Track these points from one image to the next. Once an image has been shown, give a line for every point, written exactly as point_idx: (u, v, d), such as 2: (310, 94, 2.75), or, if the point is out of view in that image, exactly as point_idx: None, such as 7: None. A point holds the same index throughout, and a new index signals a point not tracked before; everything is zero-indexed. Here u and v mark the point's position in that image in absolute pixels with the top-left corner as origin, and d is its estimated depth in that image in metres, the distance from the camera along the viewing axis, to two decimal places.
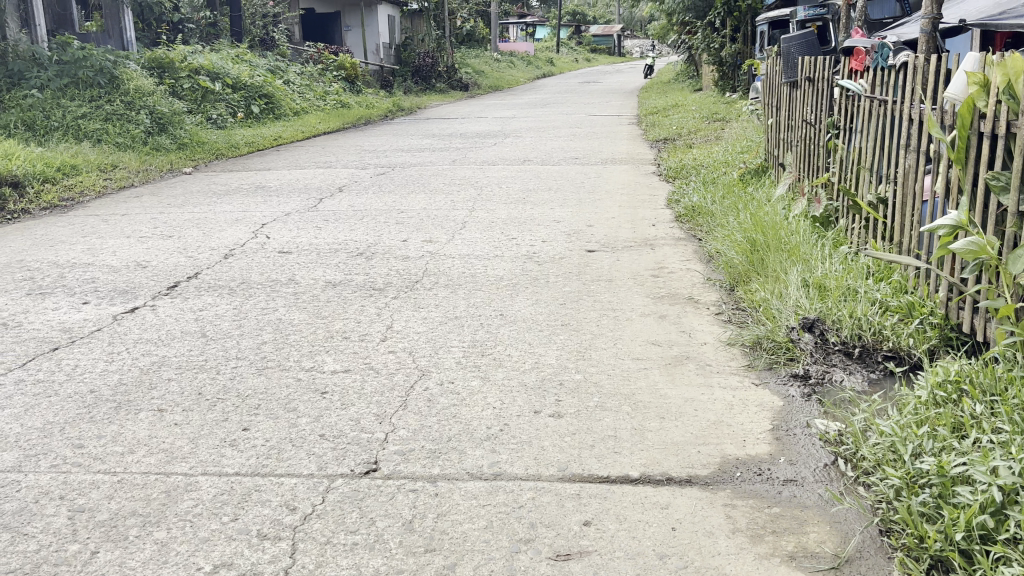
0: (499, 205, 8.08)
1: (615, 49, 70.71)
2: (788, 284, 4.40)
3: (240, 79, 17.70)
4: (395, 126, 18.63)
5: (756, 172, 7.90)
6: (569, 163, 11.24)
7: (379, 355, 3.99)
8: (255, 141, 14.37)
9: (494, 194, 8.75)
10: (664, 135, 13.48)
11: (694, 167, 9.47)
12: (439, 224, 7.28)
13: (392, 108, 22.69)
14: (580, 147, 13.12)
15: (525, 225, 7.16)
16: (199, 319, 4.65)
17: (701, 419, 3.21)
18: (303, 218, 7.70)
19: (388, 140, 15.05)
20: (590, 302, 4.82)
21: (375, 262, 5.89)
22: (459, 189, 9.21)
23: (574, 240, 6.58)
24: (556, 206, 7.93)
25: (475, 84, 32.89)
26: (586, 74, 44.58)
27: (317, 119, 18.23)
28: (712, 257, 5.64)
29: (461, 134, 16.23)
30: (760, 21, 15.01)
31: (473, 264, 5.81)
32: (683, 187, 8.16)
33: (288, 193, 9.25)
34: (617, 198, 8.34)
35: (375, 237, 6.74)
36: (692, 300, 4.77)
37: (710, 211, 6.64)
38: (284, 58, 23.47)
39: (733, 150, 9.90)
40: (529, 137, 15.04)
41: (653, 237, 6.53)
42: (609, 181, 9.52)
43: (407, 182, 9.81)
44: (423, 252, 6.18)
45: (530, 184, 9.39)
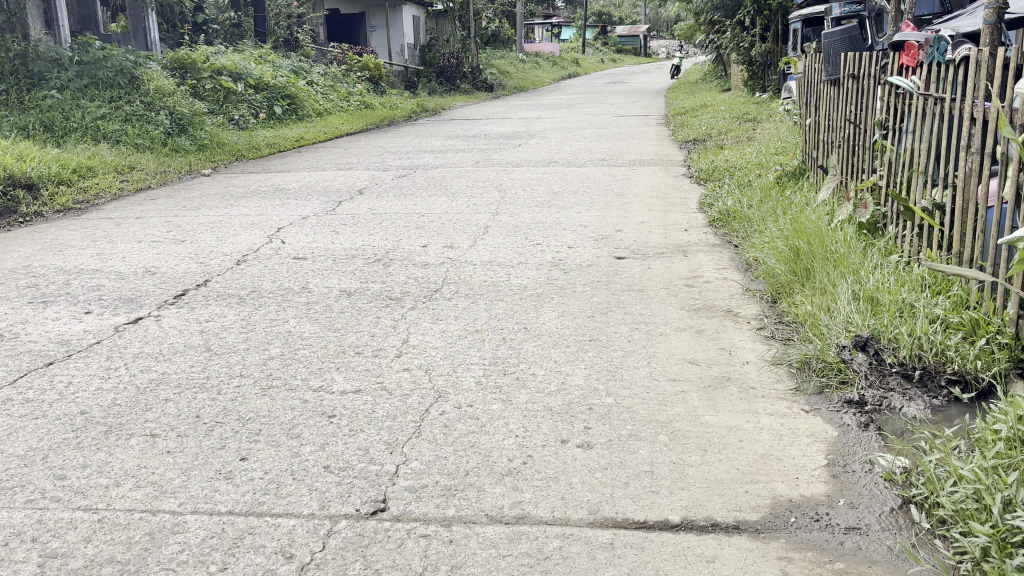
0: (523, 209, 7.77)
1: (641, 49, 70.18)
2: (836, 298, 4.04)
3: (262, 79, 17.55)
4: (418, 127, 18.40)
5: (794, 174, 7.51)
6: (596, 165, 10.91)
7: (393, 373, 3.69)
8: (276, 142, 14.18)
9: (518, 197, 8.45)
10: (694, 135, 13.10)
11: (728, 169, 9.10)
12: (460, 228, 6.98)
13: (416, 108, 22.47)
14: (607, 148, 12.78)
15: (550, 229, 6.85)
16: (204, 331, 4.39)
17: (746, 452, 2.88)
18: (321, 221, 7.44)
19: (411, 141, 14.81)
20: (621, 314, 4.50)
21: (392, 269, 5.60)
22: (482, 191, 8.92)
23: (602, 246, 6.25)
24: (583, 210, 7.60)
25: (500, 85, 32.61)
26: (612, 74, 44.16)
27: (340, 120, 18.04)
28: (750, 267, 5.28)
29: (485, 135, 15.96)
30: (793, 19, 14.57)
31: (495, 272, 5.51)
32: (717, 190, 7.80)
33: (307, 195, 9.01)
34: (647, 201, 8.00)
35: (394, 242, 6.46)
36: (731, 314, 4.43)
37: (746, 216, 6.27)
38: (308, 59, 23.33)
39: (767, 152, 9.52)
40: (555, 139, 14.73)
41: (686, 244, 6.19)
42: (638, 184, 9.18)
43: (429, 184, 9.54)
44: (443, 259, 5.89)
45: (556, 187, 9.08)
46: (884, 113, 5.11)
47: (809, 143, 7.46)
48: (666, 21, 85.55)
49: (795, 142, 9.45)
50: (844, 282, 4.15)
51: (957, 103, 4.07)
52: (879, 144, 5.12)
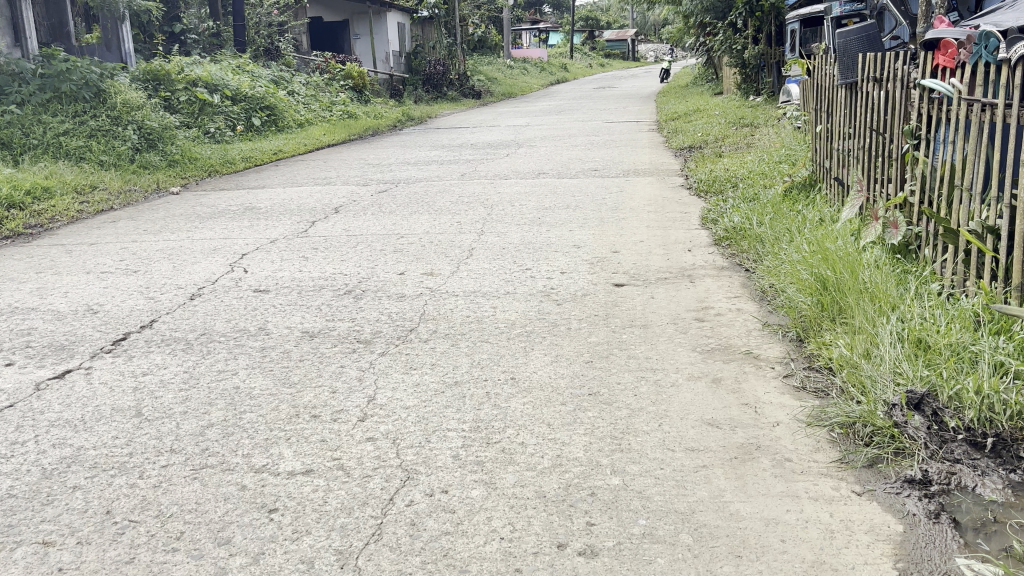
0: (511, 227, 7.17)
1: (630, 53, 69.80)
2: (877, 341, 3.44)
3: (239, 90, 16.92)
4: (403, 136, 17.79)
5: (804, 187, 6.94)
6: (588, 176, 10.31)
7: (353, 445, 3.08)
8: (252, 155, 13.56)
9: (505, 213, 7.85)
10: (689, 142, 12.54)
11: (729, 180, 8.51)
12: (442, 252, 6.37)
13: (401, 117, 21.86)
14: (599, 158, 12.20)
15: (540, 252, 6.25)
16: (138, 387, 3.76)
17: (791, 559, 2.28)
18: (290, 245, 6.82)
19: (395, 151, 14.21)
20: (624, 358, 3.89)
21: (363, 303, 4.99)
22: (466, 208, 8.31)
23: (598, 271, 5.65)
24: (575, 229, 7.00)
25: (488, 92, 32.01)
26: (600, 78, 43.69)
27: (321, 131, 17.42)
28: (767, 295, 4.69)
29: (471, 144, 15.37)
30: (790, 19, 14.01)
31: (478, 305, 4.90)
32: (721, 203, 7.21)
33: (278, 215, 8.39)
34: (645, 217, 7.40)
35: (368, 270, 5.85)
36: (751, 357, 3.82)
37: (757, 235, 5.69)
38: (289, 68, 22.71)
39: (771, 160, 8.94)
40: (544, 148, 14.13)
41: (691, 267, 5.59)
42: (633, 197, 8.59)
43: (410, 200, 8.93)
44: (421, 289, 5.27)
45: (546, 201, 8.48)
46: (915, 120, 4.53)
47: (820, 153, 6.89)
48: (654, 25, 85.24)
49: (799, 150, 8.88)
50: (885, 320, 3.55)
51: (1013, 110, 3.48)
52: (909, 155, 4.54)
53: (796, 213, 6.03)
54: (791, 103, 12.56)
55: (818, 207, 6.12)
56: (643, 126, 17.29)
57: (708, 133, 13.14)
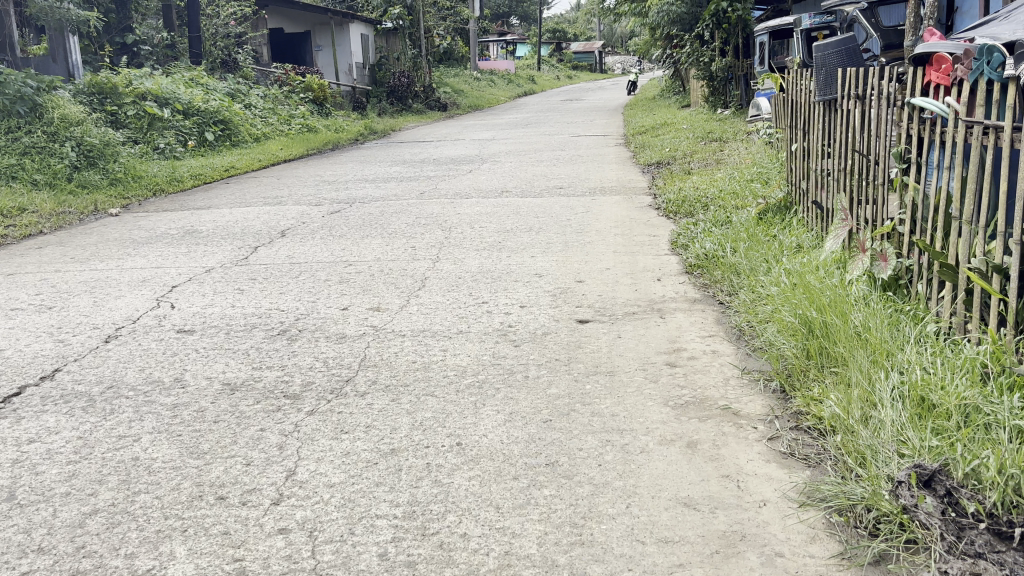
0: (469, 253, 6.68)
1: (596, 65, 69.86)
2: (875, 401, 3.00)
3: (191, 104, 16.28)
4: (365, 151, 17.26)
5: (779, 210, 6.55)
6: (553, 194, 9.85)
7: (260, 540, 2.57)
8: (202, 173, 12.95)
9: (464, 236, 7.36)
10: (657, 157, 12.16)
11: (701, 200, 8.10)
12: (392, 281, 5.85)
13: (362, 131, 21.30)
14: (564, 174, 11.76)
15: (498, 281, 5.76)
16: (19, 459, 3.21)
17: None
18: (227, 275, 6.28)
19: (353, 167, 13.67)
20: (586, 414, 3.42)
21: (296, 347, 4.46)
22: (422, 230, 7.80)
23: (561, 303, 5.17)
24: (538, 254, 6.53)
25: (454, 104, 31.50)
26: (567, 90, 43.47)
27: (278, 146, 16.83)
28: (745, 335, 4.25)
29: (434, 160, 14.89)
30: (759, 31, 13.66)
31: (426, 346, 4.40)
32: (692, 226, 6.79)
33: (220, 239, 7.83)
34: (612, 240, 6.96)
35: (308, 305, 5.32)
36: (730, 413, 3.36)
37: (732, 264, 5.27)
38: (247, 81, 22.08)
39: (742, 179, 8.56)
40: (508, 163, 13.67)
41: (661, 299, 5.13)
42: (600, 217, 8.15)
43: (363, 221, 8.41)
44: (363, 328, 4.76)
45: (507, 223, 8.00)
46: (904, 143, 4.12)
47: (795, 173, 6.51)
48: (621, 37, 85.50)
49: (770, 168, 8.52)
50: (882, 373, 3.13)
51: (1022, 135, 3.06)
52: (898, 180, 4.14)
53: (773, 239, 5.63)
54: (760, 117, 12.23)
55: (795, 232, 5.73)
56: (609, 140, 16.92)
57: (676, 148, 12.77)
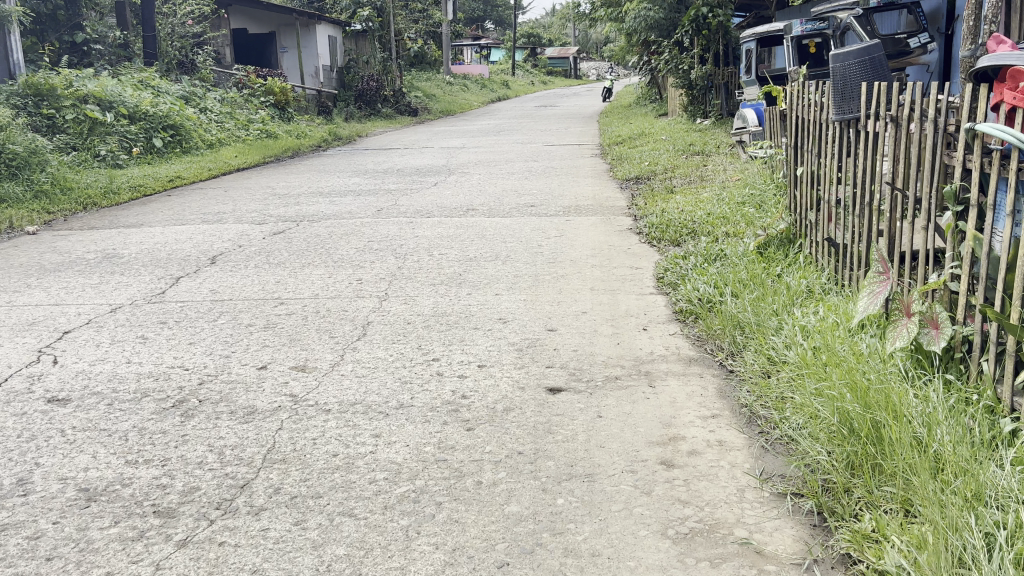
0: (423, 289, 5.75)
1: (571, 70, 69.21)
2: (967, 560, 2.12)
3: (138, 108, 15.19)
4: (326, 159, 16.29)
5: (783, 243, 5.69)
6: (523, 214, 8.96)
7: None
8: (144, 183, 11.92)
9: (420, 267, 6.43)
10: (636, 172, 11.32)
11: (688, 226, 7.21)
12: (326, 328, 4.91)
13: (327, 137, 20.32)
14: (536, 189, 10.88)
15: (454, 329, 4.84)
16: None
17: None
18: (135, 317, 5.30)
19: (310, 178, 12.72)
20: (556, 552, 2.52)
21: (188, 430, 3.50)
22: (374, 256, 6.86)
23: (529, 360, 4.26)
24: (504, 292, 5.61)
25: (425, 109, 30.59)
26: (540, 96, 42.65)
27: (233, 153, 15.79)
28: (759, 421, 3.38)
29: (398, 170, 13.95)
30: (746, 37, 12.85)
31: (354, 431, 3.45)
32: (681, 259, 5.90)
33: (141, 265, 6.85)
34: (589, 275, 6.05)
35: (220, 362, 4.37)
36: (751, 553, 2.48)
37: (734, 315, 4.40)
38: (205, 83, 21.01)
39: (731, 202, 7.70)
40: (477, 176, 12.78)
41: (648, 358, 4.24)
42: (574, 243, 7.25)
43: (308, 244, 7.45)
44: (278, 401, 3.80)
45: (470, 249, 7.07)
46: (959, 179, 3.26)
47: (799, 202, 5.66)
48: (596, 43, 84.90)
49: (762, 190, 7.67)
50: (966, 514, 2.26)
51: None
52: (951, 226, 3.29)
53: (779, 286, 4.76)
54: (745, 129, 11.37)
55: (805, 277, 4.88)
56: (585, 150, 16.06)
57: (655, 162, 11.91)
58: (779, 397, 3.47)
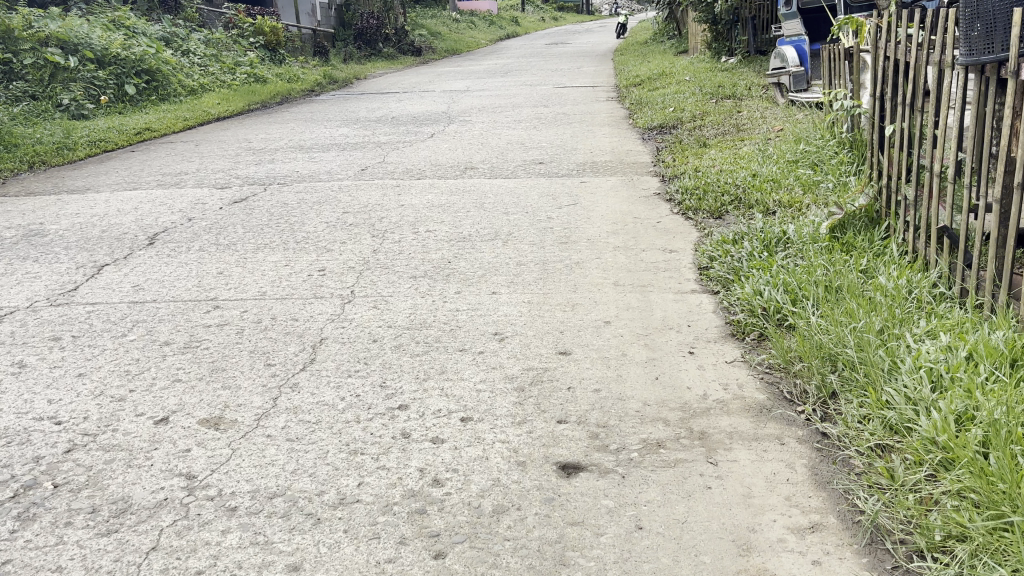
0: (400, 285, 4.51)
1: (582, 6, 66.69)
2: None
3: (107, 51, 13.79)
4: (317, 105, 14.95)
5: (866, 224, 4.40)
6: (530, 173, 7.70)
7: None
8: (106, 136, 10.65)
9: (401, 251, 5.18)
10: (659, 119, 10.00)
11: (732, 195, 5.92)
12: (264, 352, 3.69)
13: (321, 79, 18.90)
14: (546, 141, 9.58)
15: (435, 348, 3.63)
16: None
17: None
18: (27, 325, 4.11)
19: (294, 129, 11.43)
20: None
21: (13, 553, 2.30)
22: (348, 233, 5.65)
23: (533, 412, 3.04)
24: (503, 292, 4.36)
25: (430, 48, 28.97)
26: (550, 33, 40.75)
27: (215, 100, 14.42)
28: (892, 543, 2.17)
29: (394, 118, 12.64)
30: None
31: (264, 557, 2.26)
32: (732, 243, 4.62)
33: (65, 246, 5.65)
34: (612, 265, 4.78)
35: (107, 410, 3.17)
36: None
37: (819, 341, 3.16)
38: (190, 23, 19.49)
39: (782, 159, 6.43)
40: (480, 124, 11.45)
41: (701, 409, 3.01)
42: (591, 215, 5.99)
43: (272, 216, 6.23)
44: (164, 491, 2.59)
45: (465, 224, 5.81)
46: None
47: (884, 168, 4.37)
48: None
49: (817, 148, 6.33)
50: None
51: None
52: None
53: (875, 292, 3.52)
54: (785, 69, 9.81)
55: (907, 278, 3.63)
56: (600, 93, 14.63)
57: (681, 108, 10.50)
58: (919, 503, 2.26)
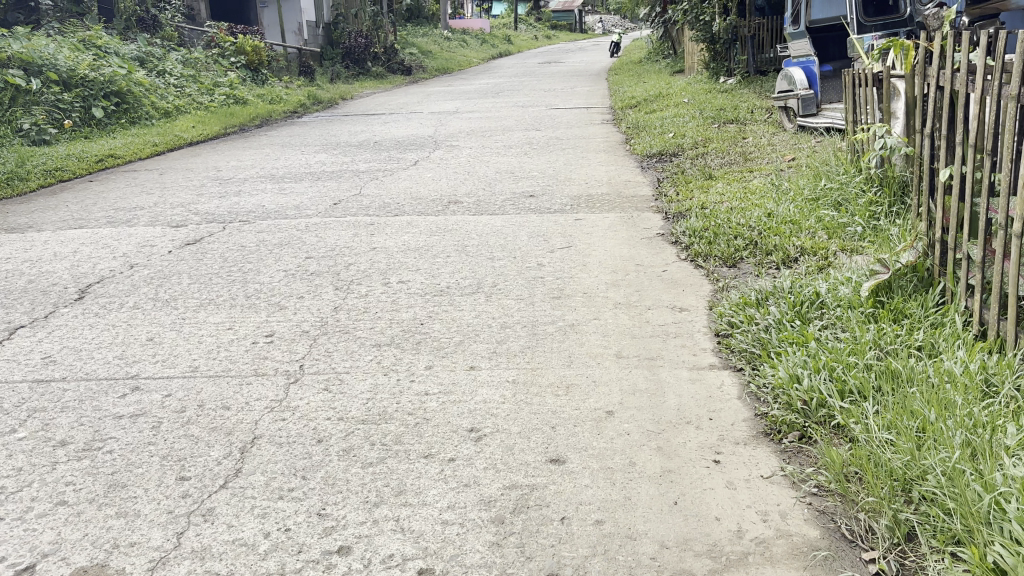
0: (359, 357, 3.77)
1: (576, 25, 66.36)
2: None
3: (74, 72, 13.16)
4: (298, 128, 14.26)
5: (917, 284, 3.66)
6: (519, 208, 6.99)
7: None
8: (65, 165, 9.92)
9: (366, 309, 4.45)
10: (658, 145, 9.33)
11: (747, 239, 5.23)
12: (179, 458, 2.94)
13: (305, 100, 18.22)
14: (537, 170, 8.88)
15: (393, 453, 2.89)
16: None
17: None
18: None
19: (267, 156, 10.72)
20: None
21: None
22: (308, 285, 4.92)
23: (515, 559, 2.30)
24: (483, 365, 3.63)
25: (420, 67, 28.34)
26: (543, 52, 40.20)
27: (189, 123, 13.72)
28: None
29: (376, 142, 11.95)
30: None
31: None
32: (755, 304, 3.91)
33: None
34: (613, 329, 4.06)
35: None
36: None
37: (886, 460, 2.43)
38: (169, 43, 18.83)
39: (801, 197, 5.74)
40: (466, 150, 10.76)
41: (736, 557, 2.27)
42: (585, 262, 5.28)
43: (224, 263, 5.50)
44: None
45: (443, 273, 5.09)
46: None
47: (938, 218, 3.64)
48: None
49: (839, 184, 5.64)
50: None
51: None
52: None
53: (944, 384, 2.80)
54: (793, 93, 9.09)
55: (986, 366, 2.90)
56: (594, 115, 13.97)
57: (681, 134, 9.82)
58: None
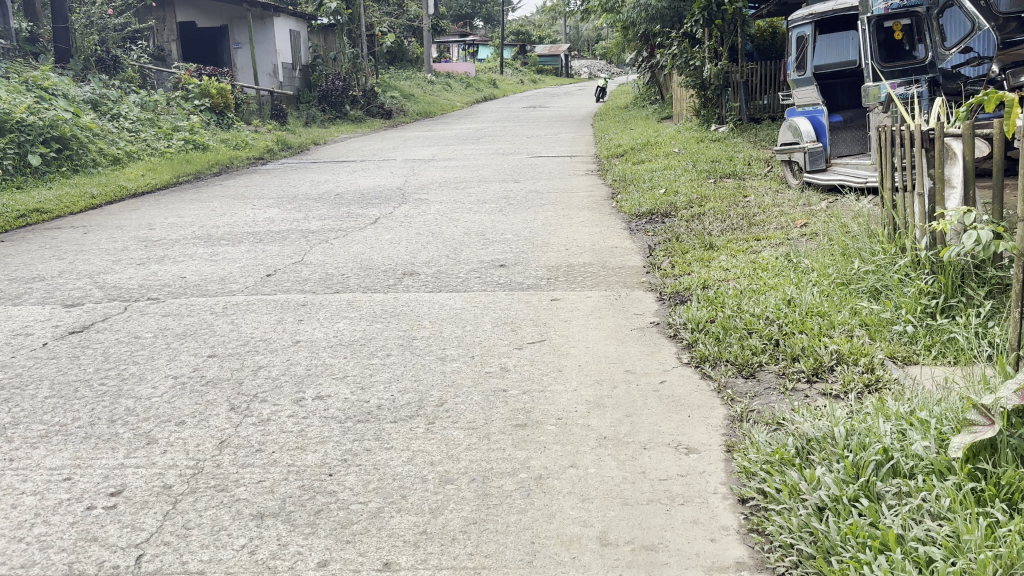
0: (225, 547, 2.59)
1: (561, 70, 66.21)
2: None
3: (9, 116, 12.06)
4: (257, 176, 13.16)
5: None
6: (485, 284, 5.86)
7: None
8: None
9: (260, 447, 3.26)
10: (648, 203, 8.28)
11: (766, 338, 4.12)
12: None
13: (272, 145, 17.17)
14: (510, 231, 7.77)
15: None
16: None
17: None
18: None
19: (212, 211, 9.60)
20: None
21: None
22: (196, 403, 3.75)
23: None
24: (402, 561, 2.47)
25: (401, 111, 27.44)
26: (527, 96, 39.53)
27: (139, 170, 12.60)
28: None
29: (337, 195, 10.86)
30: (798, 20, 8.87)
31: None
32: (795, 458, 2.78)
33: None
34: (596, 484, 2.90)
35: None
36: None
37: None
38: (128, 85, 17.78)
39: (828, 281, 4.64)
40: (434, 205, 9.66)
41: None
42: (560, 366, 4.12)
43: (104, 364, 4.33)
44: None
45: (376, 383, 3.92)
46: None
47: None
48: (587, 39, 81.21)
49: (876, 266, 4.55)
50: None
51: None
52: None
53: None
54: (797, 145, 8.11)
55: None
56: (579, 165, 12.95)
57: (673, 189, 8.76)
58: None
